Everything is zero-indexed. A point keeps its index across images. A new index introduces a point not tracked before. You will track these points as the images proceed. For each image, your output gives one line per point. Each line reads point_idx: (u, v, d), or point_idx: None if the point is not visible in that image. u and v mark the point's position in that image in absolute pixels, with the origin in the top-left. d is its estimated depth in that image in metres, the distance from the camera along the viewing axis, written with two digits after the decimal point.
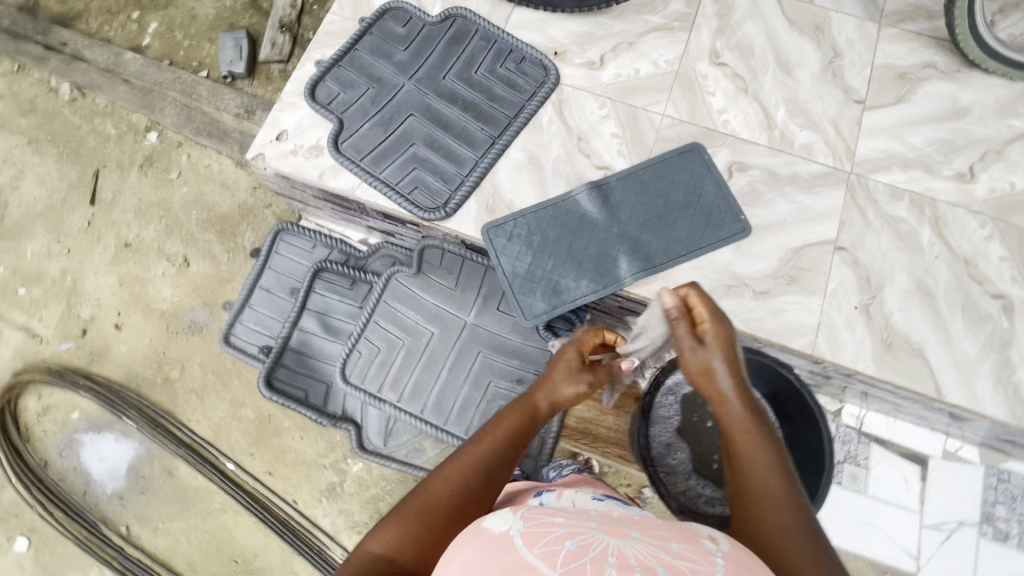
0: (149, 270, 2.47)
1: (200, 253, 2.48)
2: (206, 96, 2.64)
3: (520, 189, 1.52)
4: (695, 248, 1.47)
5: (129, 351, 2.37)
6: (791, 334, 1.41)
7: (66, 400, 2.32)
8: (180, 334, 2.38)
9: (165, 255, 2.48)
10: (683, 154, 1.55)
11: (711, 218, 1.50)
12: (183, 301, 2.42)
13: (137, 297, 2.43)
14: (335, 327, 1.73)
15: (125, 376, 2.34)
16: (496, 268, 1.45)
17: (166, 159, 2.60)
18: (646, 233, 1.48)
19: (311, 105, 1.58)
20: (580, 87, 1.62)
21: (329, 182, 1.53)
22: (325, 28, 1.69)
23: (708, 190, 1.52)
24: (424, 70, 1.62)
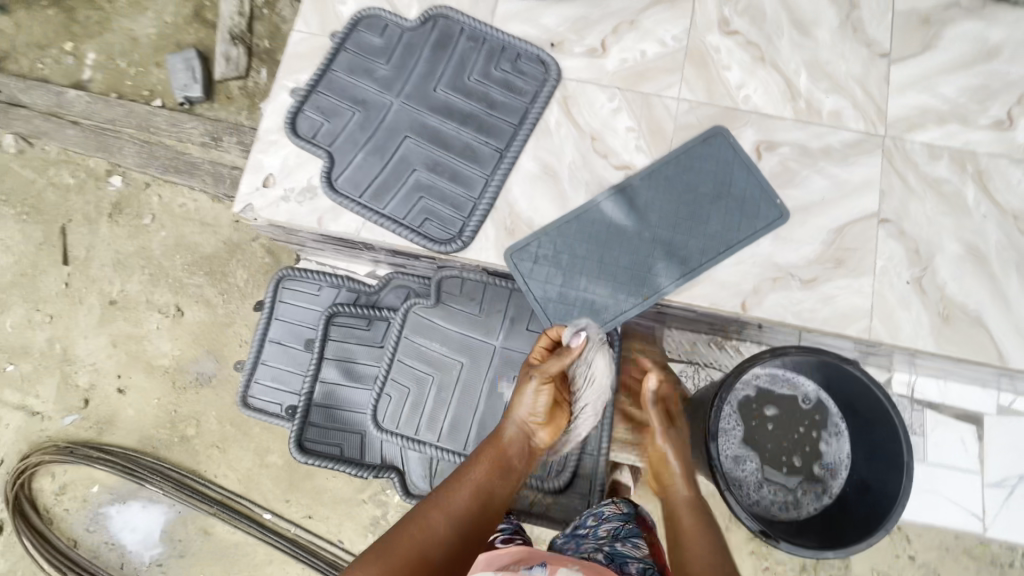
0: (142, 325, 2.33)
1: (191, 300, 2.34)
2: (164, 127, 2.39)
3: (537, 205, 1.40)
4: (735, 242, 1.37)
5: (139, 414, 2.27)
6: (845, 321, 1.34)
7: (82, 476, 2.23)
8: (188, 389, 2.27)
9: (155, 307, 2.34)
10: (707, 139, 1.43)
11: (747, 206, 1.39)
12: (183, 354, 2.30)
13: (135, 356, 2.31)
14: (358, 372, 1.63)
15: (139, 441, 2.24)
16: (527, 295, 1.36)
17: (136, 204, 2.41)
18: (681, 233, 1.38)
19: (295, 142, 1.43)
20: (584, 79, 1.48)
21: (329, 227, 1.40)
22: (292, 49, 1.51)
23: (739, 176, 1.41)
24: (412, 84, 1.46)
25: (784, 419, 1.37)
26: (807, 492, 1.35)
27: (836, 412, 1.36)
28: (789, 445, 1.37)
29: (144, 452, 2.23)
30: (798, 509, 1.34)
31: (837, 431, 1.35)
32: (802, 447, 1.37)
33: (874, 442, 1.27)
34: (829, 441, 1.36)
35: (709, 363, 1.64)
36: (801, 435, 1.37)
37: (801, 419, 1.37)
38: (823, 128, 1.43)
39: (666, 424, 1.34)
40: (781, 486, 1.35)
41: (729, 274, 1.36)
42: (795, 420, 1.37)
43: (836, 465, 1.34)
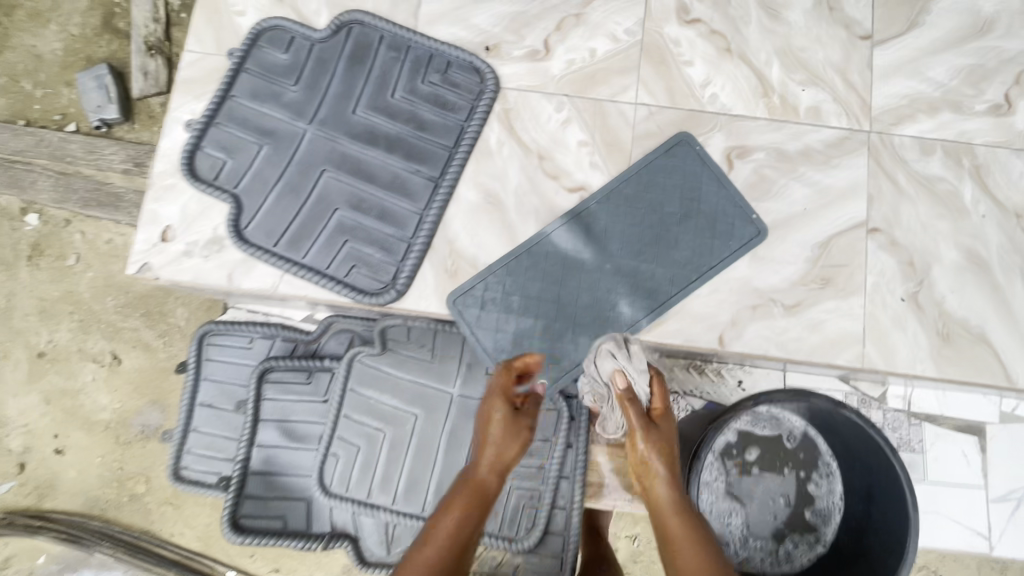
0: (73, 379, 1.83)
1: (129, 345, 1.84)
2: (79, 157, 1.84)
3: (480, 240, 1.22)
4: (708, 267, 1.20)
5: (81, 475, 1.78)
6: (834, 350, 1.18)
7: (22, 548, 1.76)
8: (135, 443, 1.78)
9: (89, 354, 1.84)
10: (670, 149, 1.25)
11: (720, 224, 1.22)
12: (126, 407, 1.81)
13: (71, 415, 1.81)
14: (300, 433, 1.46)
15: (84, 505, 1.77)
16: (475, 346, 1.19)
17: (58, 245, 1.86)
18: (645, 262, 1.21)
19: (194, 187, 1.22)
20: (526, 87, 1.28)
21: (242, 284, 1.20)
22: (184, 72, 1.29)
23: (709, 190, 1.23)
24: (326, 106, 1.25)
25: (770, 463, 1.20)
26: (799, 543, 1.19)
27: (826, 450, 1.20)
28: (776, 490, 1.20)
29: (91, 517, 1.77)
30: (794, 560, 1.19)
31: (828, 473, 1.20)
32: (790, 491, 1.21)
33: (870, 486, 1.14)
34: (819, 483, 1.20)
35: (689, 391, 1.46)
36: (790, 479, 1.21)
37: (788, 461, 1.21)
38: (801, 126, 1.25)
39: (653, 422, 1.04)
40: (770, 540, 1.19)
41: (702, 305, 1.20)
42: (782, 463, 1.20)
43: (828, 511, 1.20)
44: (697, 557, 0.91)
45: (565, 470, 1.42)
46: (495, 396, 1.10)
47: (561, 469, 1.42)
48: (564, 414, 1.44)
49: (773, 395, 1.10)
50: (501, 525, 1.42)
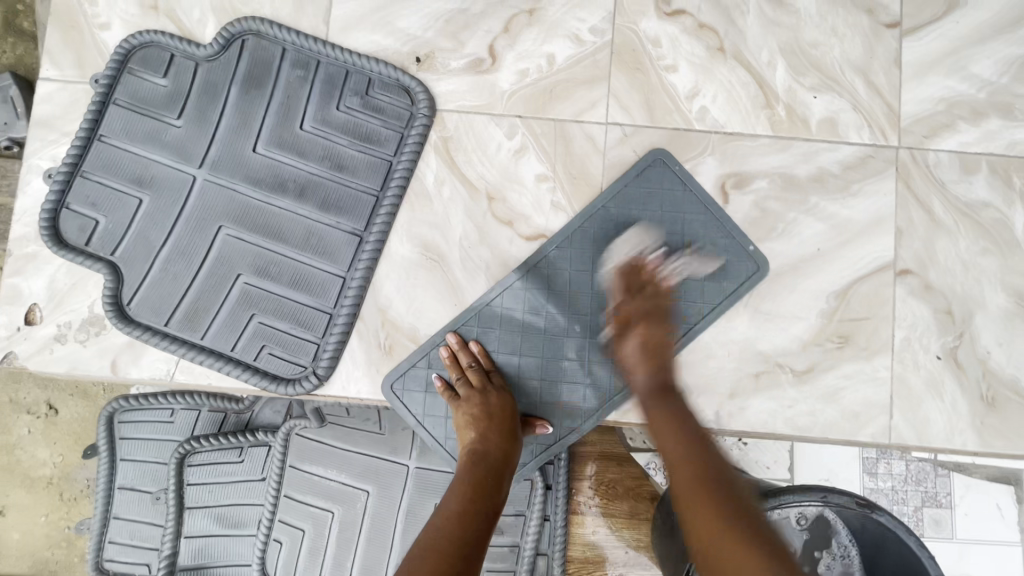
0: (7, 432, 1.51)
1: (67, 394, 1.52)
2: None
3: (419, 307, 0.99)
4: (698, 319, 0.97)
5: (25, 537, 1.51)
6: (856, 424, 0.97)
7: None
8: (84, 498, 1.51)
9: (21, 404, 1.51)
10: (644, 172, 1.00)
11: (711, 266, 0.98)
12: (68, 460, 1.52)
13: (9, 472, 1.51)
14: (235, 518, 1.25)
15: (34, 567, 1.51)
16: (420, 434, 0.98)
17: None
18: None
19: (60, 256, 0.99)
20: (469, 108, 1.02)
21: (130, 374, 0.99)
22: (45, 106, 1.03)
23: (695, 221, 0.99)
24: (219, 145, 1.01)
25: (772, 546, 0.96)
26: None
27: (845, 531, 0.95)
28: None
29: None
30: None
31: (845, 556, 0.95)
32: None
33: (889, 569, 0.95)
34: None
35: None
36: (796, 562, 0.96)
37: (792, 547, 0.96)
38: (812, 145, 1.01)
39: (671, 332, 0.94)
40: None
41: (693, 375, 0.98)
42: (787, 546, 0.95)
43: None
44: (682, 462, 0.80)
45: (542, 546, 1.23)
46: (462, 385, 0.94)
47: (537, 545, 1.23)
48: (538, 484, 1.22)
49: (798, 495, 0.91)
50: None
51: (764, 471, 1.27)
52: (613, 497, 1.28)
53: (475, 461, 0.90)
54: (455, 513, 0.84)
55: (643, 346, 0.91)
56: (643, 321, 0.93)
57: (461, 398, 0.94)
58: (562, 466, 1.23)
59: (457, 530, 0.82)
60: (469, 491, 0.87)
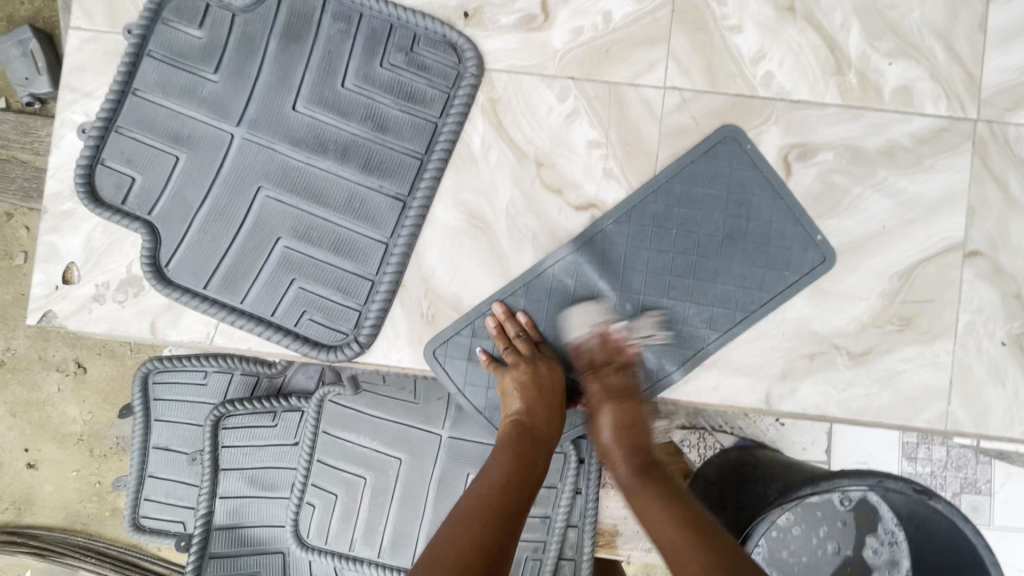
0: (37, 389, 1.52)
1: (94, 352, 1.52)
2: (13, 138, 1.35)
3: (463, 276, 0.96)
4: (754, 308, 0.94)
5: (59, 490, 1.54)
6: (911, 408, 0.94)
7: (4, 566, 1.55)
8: (115, 456, 1.53)
9: (51, 363, 1.52)
10: (717, 148, 0.95)
11: (774, 251, 0.94)
12: (97, 419, 1.53)
13: (40, 428, 1.53)
14: (270, 481, 1.26)
15: (66, 519, 1.54)
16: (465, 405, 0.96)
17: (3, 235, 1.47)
18: (674, 298, 0.94)
19: (96, 213, 0.96)
20: (519, 68, 0.97)
21: (170, 336, 0.97)
22: (76, 57, 0.99)
23: (761, 205, 0.94)
24: (257, 102, 0.96)
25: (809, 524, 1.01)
26: None
27: (891, 517, 0.98)
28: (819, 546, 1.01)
29: (75, 534, 1.55)
30: None
31: (891, 542, 0.98)
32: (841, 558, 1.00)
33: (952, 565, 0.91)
34: (876, 551, 0.99)
35: (719, 427, 1.24)
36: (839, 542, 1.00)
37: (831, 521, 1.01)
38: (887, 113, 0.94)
39: (621, 403, 0.92)
40: None
41: (744, 355, 0.95)
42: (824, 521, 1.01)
43: None
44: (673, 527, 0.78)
45: (574, 518, 1.24)
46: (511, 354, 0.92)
47: (569, 517, 1.24)
48: (572, 457, 1.23)
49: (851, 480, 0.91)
50: None
51: (800, 451, 1.25)
52: None
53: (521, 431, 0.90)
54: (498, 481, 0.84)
55: (620, 425, 0.91)
56: (610, 396, 0.92)
57: (509, 366, 0.92)
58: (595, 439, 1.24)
59: (499, 500, 0.82)
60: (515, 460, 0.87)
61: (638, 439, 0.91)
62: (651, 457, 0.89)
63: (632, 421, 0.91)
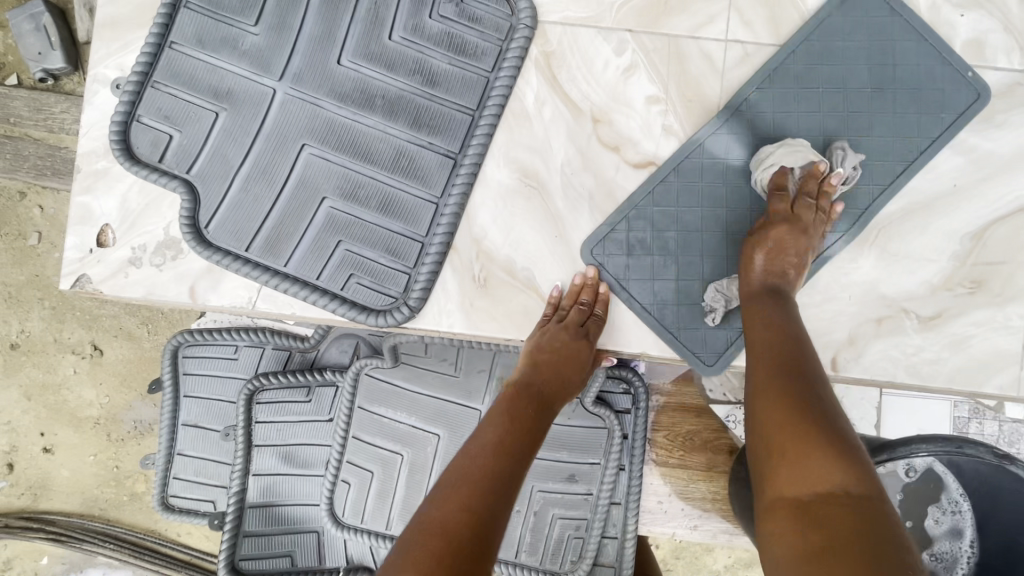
0: (54, 371, 1.48)
1: (111, 334, 1.47)
2: (25, 115, 1.30)
3: (517, 237, 0.92)
4: (870, 209, 0.89)
5: (77, 474, 1.50)
6: (983, 374, 0.90)
7: (22, 552, 1.51)
8: (136, 439, 1.49)
9: (67, 346, 1.47)
10: (900, 37, 0.90)
11: (905, 152, 0.90)
12: (116, 401, 1.49)
13: (57, 411, 1.49)
14: (304, 458, 1.22)
15: (85, 504, 1.50)
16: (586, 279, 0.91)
17: (13, 216, 1.42)
18: (733, 243, 0.90)
19: (132, 171, 0.92)
20: (574, 21, 0.93)
21: (210, 302, 0.93)
22: (108, 11, 0.95)
23: (903, 110, 0.90)
24: (301, 56, 0.92)
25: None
26: None
27: (956, 487, 0.94)
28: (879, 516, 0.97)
29: (94, 519, 1.51)
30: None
31: (956, 511, 0.94)
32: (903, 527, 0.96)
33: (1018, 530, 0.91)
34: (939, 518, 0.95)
35: None
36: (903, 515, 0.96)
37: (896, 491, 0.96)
38: (958, 67, 0.90)
39: (788, 225, 0.82)
40: None
41: (810, 319, 0.91)
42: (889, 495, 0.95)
43: (952, 555, 0.95)
44: (763, 338, 0.74)
45: (617, 496, 1.20)
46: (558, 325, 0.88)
47: (612, 494, 1.20)
48: (617, 433, 1.18)
49: (919, 447, 0.87)
50: (542, 560, 1.21)
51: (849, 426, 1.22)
52: (690, 449, 1.24)
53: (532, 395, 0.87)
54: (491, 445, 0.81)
55: (770, 253, 0.82)
56: (786, 223, 0.82)
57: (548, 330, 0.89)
58: (640, 415, 1.20)
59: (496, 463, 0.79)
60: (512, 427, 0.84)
61: (781, 267, 0.81)
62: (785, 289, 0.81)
63: (784, 250, 0.81)
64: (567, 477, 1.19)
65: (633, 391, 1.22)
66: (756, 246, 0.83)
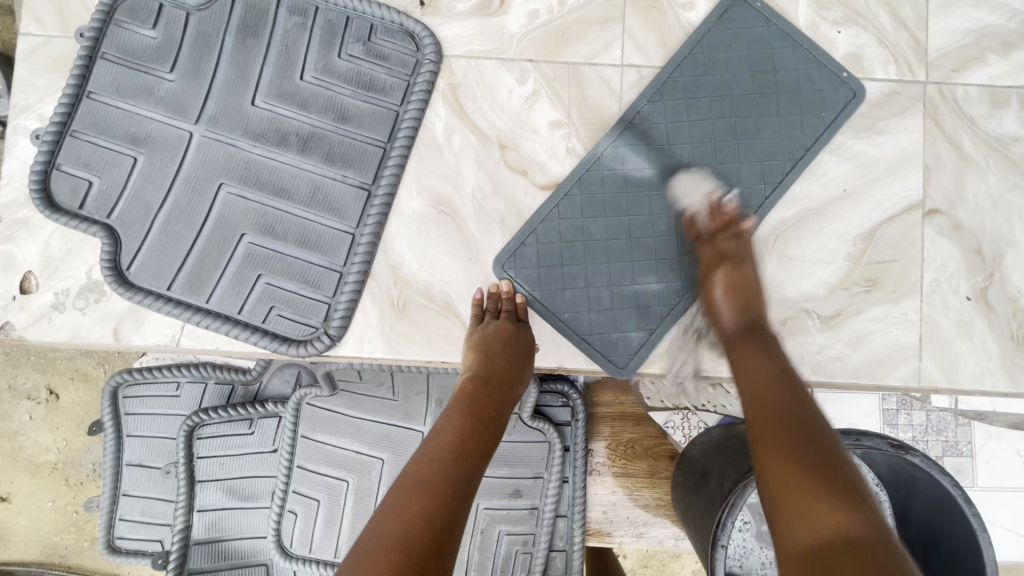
0: (6, 419, 1.47)
1: (68, 377, 1.47)
2: None
3: (432, 262, 0.95)
4: (761, 206, 0.95)
5: (32, 522, 1.48)
6: (884, 368, 0.95)
7: None
8: (91, 481, 1.48)
9: (18, 392, 1.46)
10: (777, 44, 0.96)
11: (790, 148, 0.95)
12: (72, 445, 1.48)
13: (10, 459, 1.47)
14: (248, 491, 1.22)
15: (42, 553, 1.48)
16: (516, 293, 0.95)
17: None
18: (637, 247, 0.95)
19: (52, 219, 0.94)
20: (477, 54, 0.97)
21: (134, 341, 0.95)
22: (28, 63, 0.98)
23: (782, 110, 0.95)
24: (215, 99, 0.95)
25: None
26: None
27: (871, 478, 0.98)
28: None
29: (52, 567, 1.49)
30: None
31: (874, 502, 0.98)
32: None
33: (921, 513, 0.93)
34: None
35: (700, 406, 1.22)
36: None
37: None
38: (832, 64, 0.96)
39: (738, 256, 0.90)
40: None
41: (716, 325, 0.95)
42: None
43: None
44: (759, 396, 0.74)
45: (562, 508, 1.22)
46: (501, 322, 0.91)
47: (557, 507, 1.22)
48: (557, 446, 1.21)
49: None
50: None
51: None
52: (631, 458, 1.26)
53: (483, 387, 0.86)
54: (451, 447, 0.78)
55: (728, 288, 0.88)
56: (725, 263, 0.90)
57: (491, 328, 0.90)
58: (580, 426, 1.23)
59: (453, 462, 0.76)
60: (470, 424, 0.81)
61: (743, 292, 0.88)
62: (756, 319, 0.86)
63: (739, 282, 0.88)
64: (511, 492, 1.21)
65: (571, 404, 1.25)
66: (717, 283, 0.89)
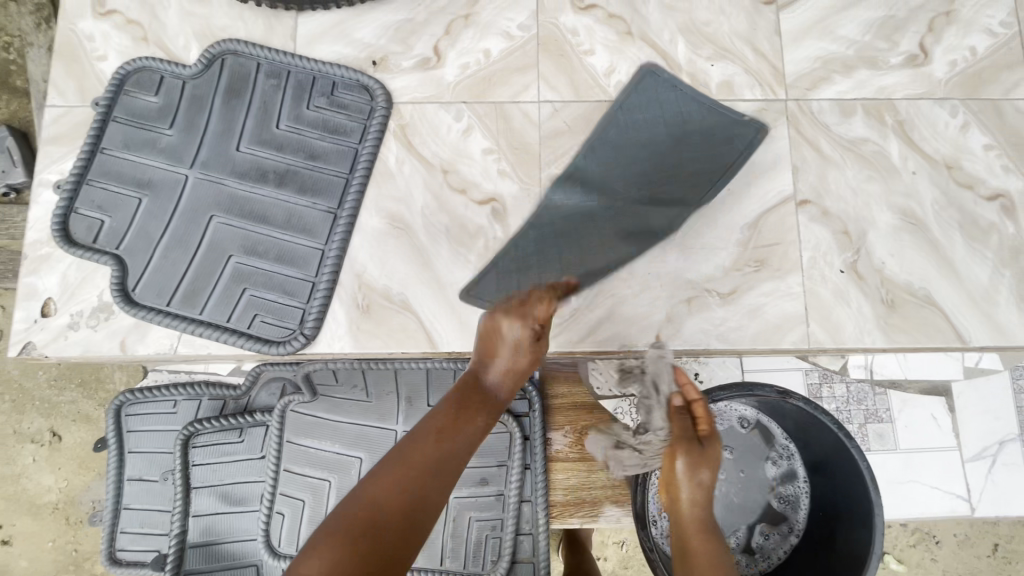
0: (13, 463, 1.59)
1: (69, 419, 1.60)
2: None
3: (390, 268, 1.13)
4: (673, 227, 1.14)
5: (34, 561, 1.57)
6: (778, 333, 1.12)
7: None
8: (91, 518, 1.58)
9: (25, 436, 1.60)
10: (688, 99, 1.18)
11: (699, 179, 1.15)
12: (72, 485, 1.59)
13: (16, 501, 1.58)
14: (239, 495, 1.34)
15: None
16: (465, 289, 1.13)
17: None
18: (570, 261, 1.13)
19: (70, 253, 1.12)
20: (421, 99, 1.19)
21: (137, 351, 1.11)
22: (51, 129, 1.19)
23: (690, 148, 1.16)
24: (207, 148, 1.16)
25: None
26: (769, 535, 1.10)
27: (780, 433, 1.13)
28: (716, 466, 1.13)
29: None
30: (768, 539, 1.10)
31: (788, 454, 1.11)
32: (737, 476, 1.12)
33: (826, 458, 1.05)
34: (774, 462, 1.12)
35: None
36: (737, 463, 1.13)
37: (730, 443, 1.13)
38: (732, 117, 1.18)
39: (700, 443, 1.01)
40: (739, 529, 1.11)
41: (632, 308, 1.12)
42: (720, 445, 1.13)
43: (794, 495, 1.10)
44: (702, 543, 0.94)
45: (525, 494, 1.25)
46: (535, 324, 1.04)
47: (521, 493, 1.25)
48: (517, 434, 1.27)
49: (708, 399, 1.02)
50: (465, 565, 1.23)
51: None
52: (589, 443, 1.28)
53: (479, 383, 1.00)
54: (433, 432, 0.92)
55: (703, 468, 0.99)
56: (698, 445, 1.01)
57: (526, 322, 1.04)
58: (536, 416, 1.27)
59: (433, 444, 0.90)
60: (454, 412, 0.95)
61: (709, 476, 0.99)
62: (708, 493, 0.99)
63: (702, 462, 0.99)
64: (478, 480, 1.27)
65: (528, 395, 1.29)
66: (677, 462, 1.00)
